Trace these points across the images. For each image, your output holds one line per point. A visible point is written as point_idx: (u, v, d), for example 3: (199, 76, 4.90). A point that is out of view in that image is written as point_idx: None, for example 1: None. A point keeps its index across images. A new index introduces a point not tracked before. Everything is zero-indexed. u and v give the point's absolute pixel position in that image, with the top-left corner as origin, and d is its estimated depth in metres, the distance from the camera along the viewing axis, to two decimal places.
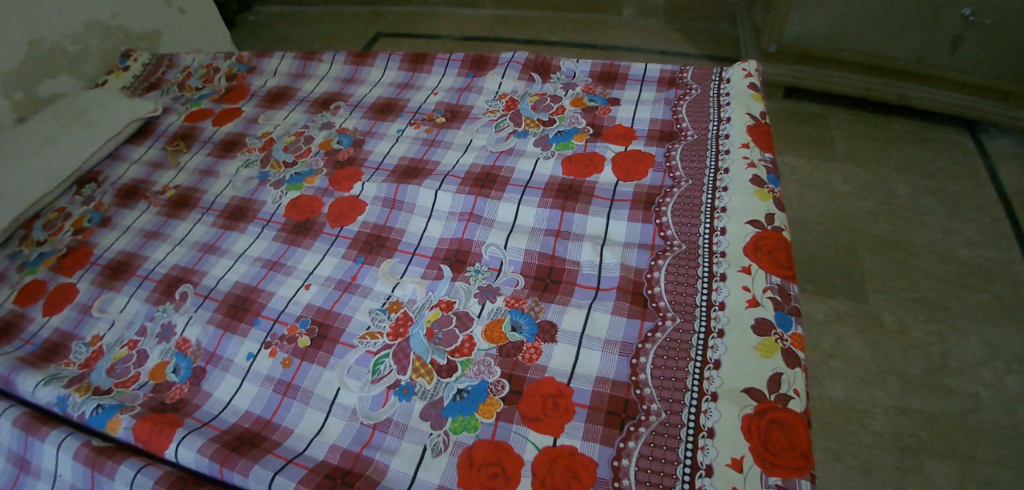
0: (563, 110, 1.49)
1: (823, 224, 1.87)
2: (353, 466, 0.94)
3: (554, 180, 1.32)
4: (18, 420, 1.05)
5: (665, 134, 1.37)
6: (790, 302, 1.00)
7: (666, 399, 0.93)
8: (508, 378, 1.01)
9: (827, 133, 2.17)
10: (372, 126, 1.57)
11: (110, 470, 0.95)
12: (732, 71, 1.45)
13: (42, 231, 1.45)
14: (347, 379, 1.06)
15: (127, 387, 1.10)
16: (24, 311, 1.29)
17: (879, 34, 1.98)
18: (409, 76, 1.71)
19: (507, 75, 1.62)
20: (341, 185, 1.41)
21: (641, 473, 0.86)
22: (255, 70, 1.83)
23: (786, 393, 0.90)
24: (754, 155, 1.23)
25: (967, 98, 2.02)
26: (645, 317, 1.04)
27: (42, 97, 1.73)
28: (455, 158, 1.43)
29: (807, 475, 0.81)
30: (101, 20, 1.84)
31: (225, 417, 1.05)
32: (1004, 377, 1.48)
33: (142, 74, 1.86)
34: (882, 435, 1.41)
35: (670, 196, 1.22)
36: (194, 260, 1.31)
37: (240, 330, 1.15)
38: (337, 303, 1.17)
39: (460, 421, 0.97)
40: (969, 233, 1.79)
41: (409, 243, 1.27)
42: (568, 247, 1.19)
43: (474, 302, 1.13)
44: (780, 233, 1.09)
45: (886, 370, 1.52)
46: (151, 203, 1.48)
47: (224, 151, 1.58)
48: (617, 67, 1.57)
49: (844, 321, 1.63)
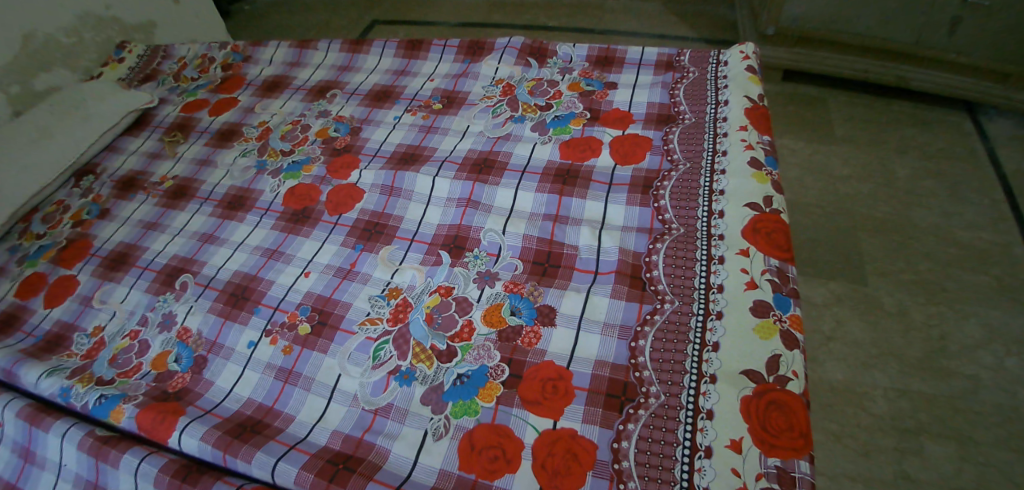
0: (560, 94, 1.48)
1: (822, 207, 1.86)
2: (355, 451, 0.95)
3: (551, 165, 1.32)
4: (22, 411, 1.06)
5: (663, 118, 1.37)
6: (789, 284, 1.00)
7: (665, 381, 0.93)
8: (507, 362, 1.02)
9: (827, 116, 2.16)
10: (369, 113, 1.56)
11: (114, 459, 0.96)
12: (729, 54, 1.44)
13: (41, 224, 1.45)
14: (348, 365, 1.06)
15: (130, 377, 1.11)
16: (25, 303, 1.29)
17: (880, 16, 1.96)
18: (405, 63, 1.70)
19: (502, 61, 1.60)
20: (338, 173, 1.40)
21: (641, 455, 0.87)
22: (251, 60, 1.82)
23: (785, 375, 0.90)
24: (752, 137, 1.23)
25: (966, 80, 2.01)
26: (644, 300, 1.04)
27: (38, 90, 1.72)
28: (452, 144, 1.43)
29: (806, 456, 0.82)
30: (96, 12, 1.83)
31: (227, 405, 1.05)
32: (1004, 359, 1.48)
33: (137, 65, 1.85)
34: (881, 417, 1.42)
35: (668, 180, 1.22)
36: (193, 250, 1.31)
37: (241, 318, 1.16)
38: (336, 290, 1.18)
39: (461, 406, 0.98)
40: (970, 215, 1.79)
41: (407, 230, 1.27)
42: (566, 232, 1.19)
43: (473, 287, 1.13)
44: (778, 215, 1.09)
45: (886, 352, 1.53)
46: (149, 195, 1.48)
47: (221, 141, 1.57)
48: (614, 51, 1.56)
49: (843, 303, 1.63)
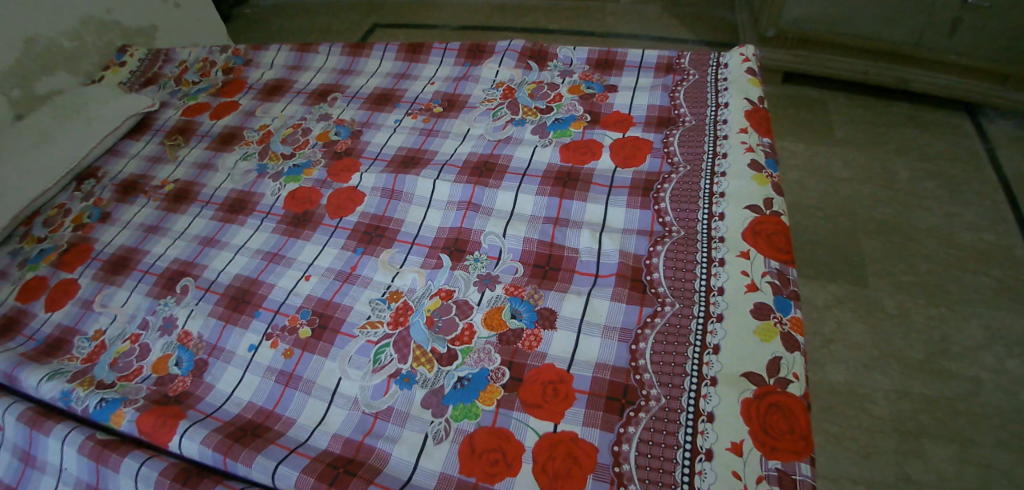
0: (560, 97, 1.48)
1: (823, 209, 1.86)
2: (355, 454, 0.95)
3: (551, 168, 1.32)
4: (23, 415, 1.06)
5: (663, 120, 1.37)
6: (789, 286, 1.00)
7: (666, 384, 0.93)
8: (508, 365, 1.02)
9: (827, 118, 2.16)
10: (370, 116, 1.57)
11: (115, 463, 0.96)
12: (730, 57, 1.44)
13: (42, 227, 1.45)
14: (348, 368, 1.06)
15: (130, 380, 1.11)
16: (26, 307, 1.30)
17: (879, 17, 1.96)
18: (405, 67, 1.70)
19: (503, 64, 1.61)
20: (339, 176, 1.41)
21: (641, 458, 0.87)
22: (252, 64, 1.83)
23: (786, 377, 0.90)
24: (752, 140, 1.23)
25: (966, 82, 2.01)
26: (644, 303, 1.04)
27: (40, 94, 1.73)
28: (453, 147, 1.43)
29: (806, 458, 0.82)
30: (97, 16, 1.84)
31: (228, 409, 1.05)
32: (1005, 360, 1.48)
33: (139, 69, 1.86)
34: (882, 419, 1.42)
35: (668, 182, 1.22)
36: (194, 253, 1.31)
37: (242, 322, 1.16)
38: (337, 294, 1.18)
39: (461, 409, 0.98)
40: (970, 217, 1.79)
41: (408, 233, 1.27)
42: (566, 235, 1.19)
43: (473, 290, 1.13)
44: (778, 217, 1.09)
45: (887, 354, 1.52)
46: (150, 198, 1.48)
47: (222, 144, 1.58)
48: (614, 54, 1.56)
49: (844, 306, 1.63)
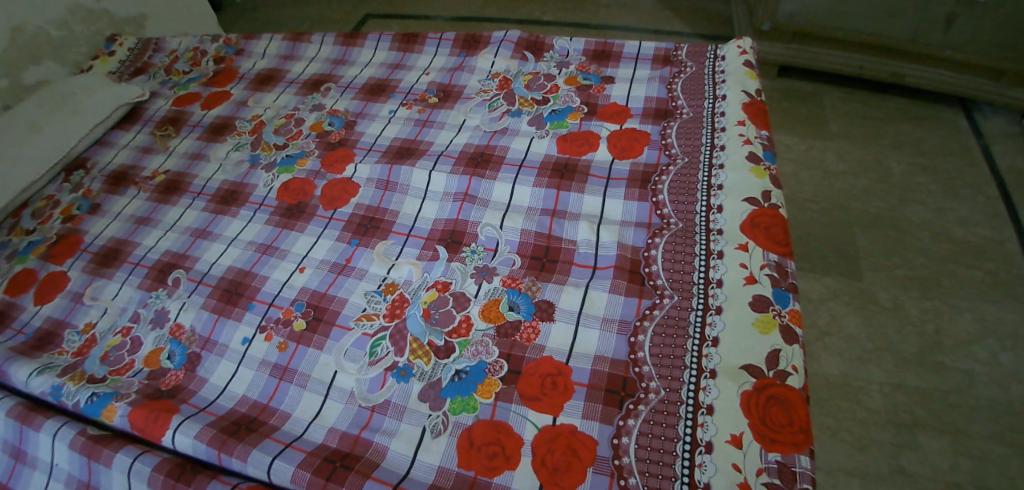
0: (557, 88, 1.47)
1: (818, 203, 1.86)
2: (352, 448, 0.94)
3: (548, 159, 1.30)
4: (12, 410, 1.04)
5: (661, 112, 1.36)
6: (788, 279, 0.99)
7: (665, 376, 0.92)
8: (506, 358, 1.01)
9: (823, 111, 2.15)
10: (363, 107, 1.54)
11: (107, 458, 0.95)
12: (727, 49, 1.43)
13: (31, 219, 1.42)
14: (344, 362, 1.05)
15: (122, 374, 1.09)
16: (14, 300, 1.27)
17: (875, 12, 1.94)
18: (399, 57, 1.68)
19: (499, 54, 1.58)
20: (333, 168, 1.39)
21: (641, 451, 0.86)
22: (243, 53, 1.80)
23: (785, 369, 0.90)
24: (750, 132, 1.22)
25: (962, 76, 2.01)
26: (643, 295, 1.04)
27: (28, 83, 1.70)
28: (448, 138, 1.41)
29: (806, 450, 0.82)
30: (86, 5, 1.80)
31: (221, 403, 1.04)
32: (998, 353, 1.48)
33: (128, 58, 1.83)
34: (876, 411, 1.42)
35: (666, 174, 1.21)
36: (186, 245, 1.29)
37: (235, 315, 1.14)
38: (331, 286, 1.16)
39: (459, 402, 0.97)
40: (964, 211, 1.79)
41: (403, 225, 1.25)
42: (564, 226, 1.18)
43: (470, 283, 1.12)
44: (776, 210, 1.08)
45: (881, 347, 1.53)
46: (141, 189, 1.45)
47: (213, 135, 1.55)
48: (611, 45, 1.55)
49: (839, 299, 1.63)
